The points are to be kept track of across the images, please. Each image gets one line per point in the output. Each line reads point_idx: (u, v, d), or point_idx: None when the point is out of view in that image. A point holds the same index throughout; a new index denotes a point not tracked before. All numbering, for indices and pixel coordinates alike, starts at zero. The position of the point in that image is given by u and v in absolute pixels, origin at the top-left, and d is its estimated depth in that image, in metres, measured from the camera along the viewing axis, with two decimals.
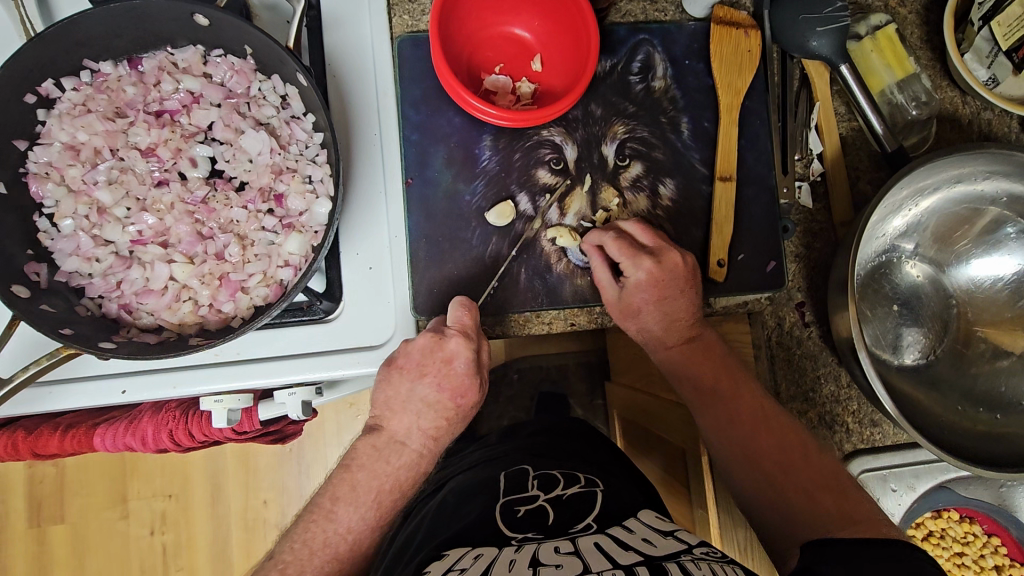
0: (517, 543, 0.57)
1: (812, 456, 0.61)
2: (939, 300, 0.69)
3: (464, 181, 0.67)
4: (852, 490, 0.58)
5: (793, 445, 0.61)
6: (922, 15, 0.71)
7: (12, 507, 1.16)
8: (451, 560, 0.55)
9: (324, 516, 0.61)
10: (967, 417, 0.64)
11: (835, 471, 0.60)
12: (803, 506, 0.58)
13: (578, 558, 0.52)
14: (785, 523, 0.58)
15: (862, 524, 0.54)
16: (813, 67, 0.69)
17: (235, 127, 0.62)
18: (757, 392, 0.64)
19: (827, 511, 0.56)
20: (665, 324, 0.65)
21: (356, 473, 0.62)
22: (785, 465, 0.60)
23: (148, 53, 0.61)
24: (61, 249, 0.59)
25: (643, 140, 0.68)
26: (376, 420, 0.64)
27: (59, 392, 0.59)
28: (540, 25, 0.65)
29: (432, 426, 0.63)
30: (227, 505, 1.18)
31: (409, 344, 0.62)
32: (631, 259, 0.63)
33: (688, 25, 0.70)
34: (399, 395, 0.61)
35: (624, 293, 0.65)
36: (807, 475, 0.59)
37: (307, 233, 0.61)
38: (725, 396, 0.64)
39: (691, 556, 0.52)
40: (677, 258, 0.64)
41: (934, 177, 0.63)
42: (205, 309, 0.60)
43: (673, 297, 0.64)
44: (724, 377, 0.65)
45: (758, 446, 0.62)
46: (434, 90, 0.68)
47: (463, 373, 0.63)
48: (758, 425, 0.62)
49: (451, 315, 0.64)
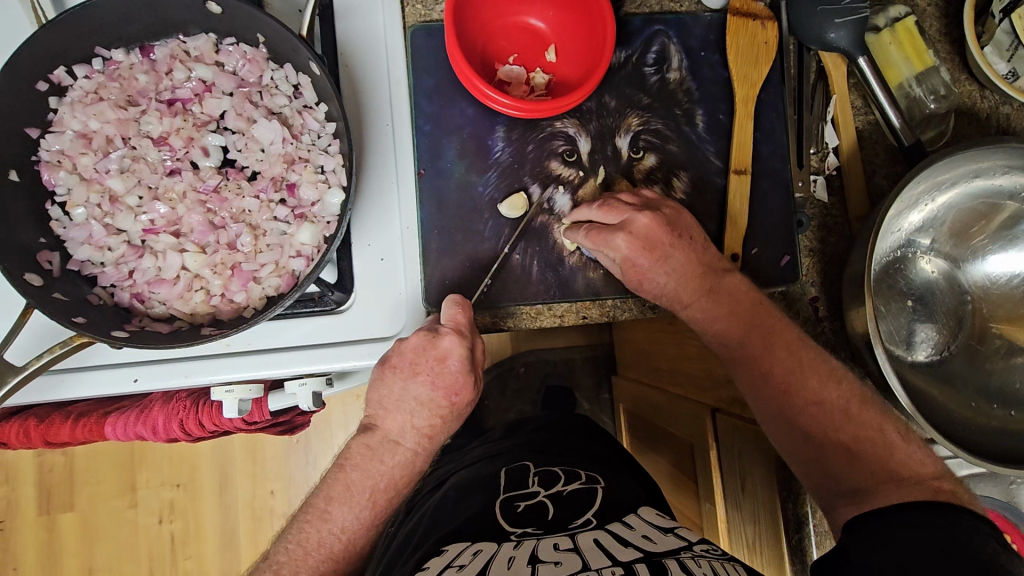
0: (517, 539, 0.57)
1: (853, 412, 0.61)
2: (954, 296, 0.68)
3: (477, 172, 0.67)
4: (895, 445, 0.59)
5: (833, 402, 0.61)
6: (941, 7, 0.71)
7: (22, 494, 1.16)
8: (451, 555, 0.55)
9: (319, 517, 0.61)
10: (981, 414, 0.64)
11: (878, 425, 0.60)
12: (846, 467, 0.59)
13: (578, 556, 0.52)
14: (828, 478, 0.59)
15: (907, 484, 0.56)
16: (830, 60, 0.68)
17: (248, 116, 0.62)
18: (791, 346, 0.63)
19: (872, 470, 0.58)
20: (676, 281, 0.64)
21: (349, 473, 0.62)
22: (826, 424, 0.61)
23: (160, 41, 0.61)
24: (74, 237, 0.58)
25: (657, 132, 0.67)
26: (370, 417, 0.63)
27: (71, 381, 0.59)
28: (555, 15, 0.64)
29: (426, 425, 0.63)
30: (234, 496, 1.19)
31: (401, 343, 0.60)
32: (604, 243, 0.62)
33: (705, 16, 0.69)
34: (393, 393, 0.61)
35: (624, 269, 0.63)
36: (846, 431, 0.60)
37: (320, 223, 0.61)
38: (756, 355, 0.63)
39: (691, 553, 0.52)
40: (644, 219, 0.62)
41: (952, 172, 0.62)
42: (217, 298, 0.60)
43: (665, 256, 0.63)
44: (756, 337, 0.63)
45: (796, 405, 0.61)
46: (447, 81, 0.67)
47: (456, 371, 0.61)
48: (795, 385, 0.62)
49: (444, 314, 0.62)
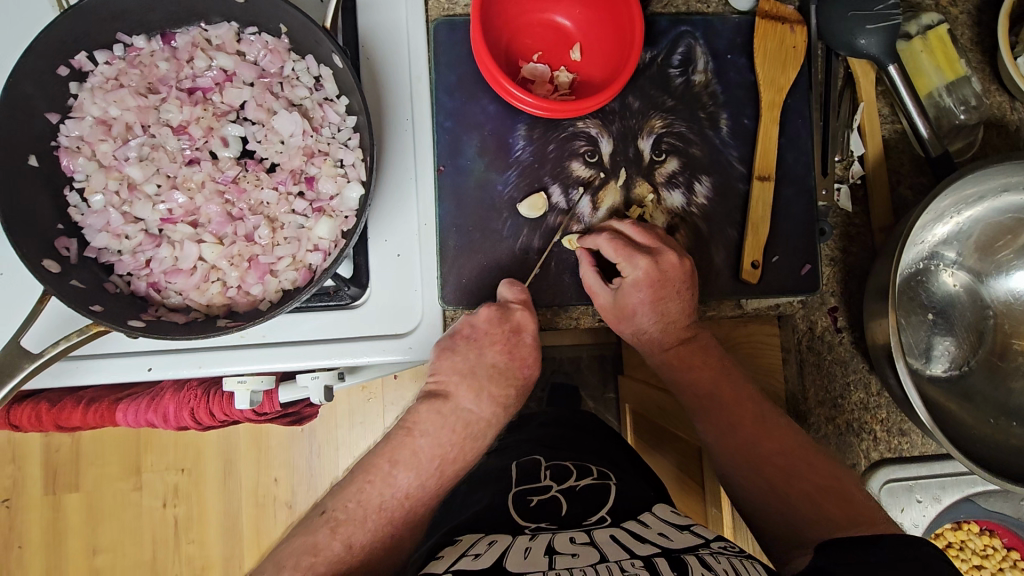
0: (531, 532, 0.58)
1: (814, 459, 0.61)
2: (975, 311, 0.67)
3: (496, 170, 0.66)
4: (854, 491, 0.59)
5: (794, 450, 0.62)
6: (974, 15, 0.69)
7: (28, 474, 1.17)
8: (466, 545, 0.56)
9: (382, 480, 0.62)
10: (1001, 431, 0.63)
11: (838, 472, 0.60)
12: (808, 510, 0.58)
13: (595, 549, 0.53)
14: (791, 528, 0.58)
15: (866, 526, 0.54)
16: (859, 66, 0.67)
17: (268, 107, 0.61)
18: (755, 399, 0.65)
19: (833, 515, 0.56)
20: (661, 327, 0.66)
21: (416, 440, 0.63)
22: (789, 471, 0.61)
23: (182, 29, 0.61)
24: (91, 224, 0.58)
25: (680, 135, 0.66)
26: (440, 386, 0.64)
27: (85, 367, 0.59)
28: (581, 12, 0.64)
29: (502, 393, 0.65)
30: (238, 482, 1.19)
31: (474, 317, 0.64)
32: (627, 258, 0.62)
33: (732, 18, 0.68)
34: (466, 361, 0.63)
35: (619, 296, 0.64)
36: (809, 479, 0.60)
37: (338, 217, 0.60)
38: (723, 403, 0.65)
39: (708, 550, 0.52)
40: (672, 257, 0.63)
41: (980, 186, 0.61)
42: (233, 290, 0.60)
43: (668, 297, 0.64)
44: (725, 386, 0.66)
45: (761, 452, 0.62)
46: (469, 76, 0.66)
47: (530, 344, 0.65)
48: (761, 433, 0.63)
49: (505, 293, 0.64)
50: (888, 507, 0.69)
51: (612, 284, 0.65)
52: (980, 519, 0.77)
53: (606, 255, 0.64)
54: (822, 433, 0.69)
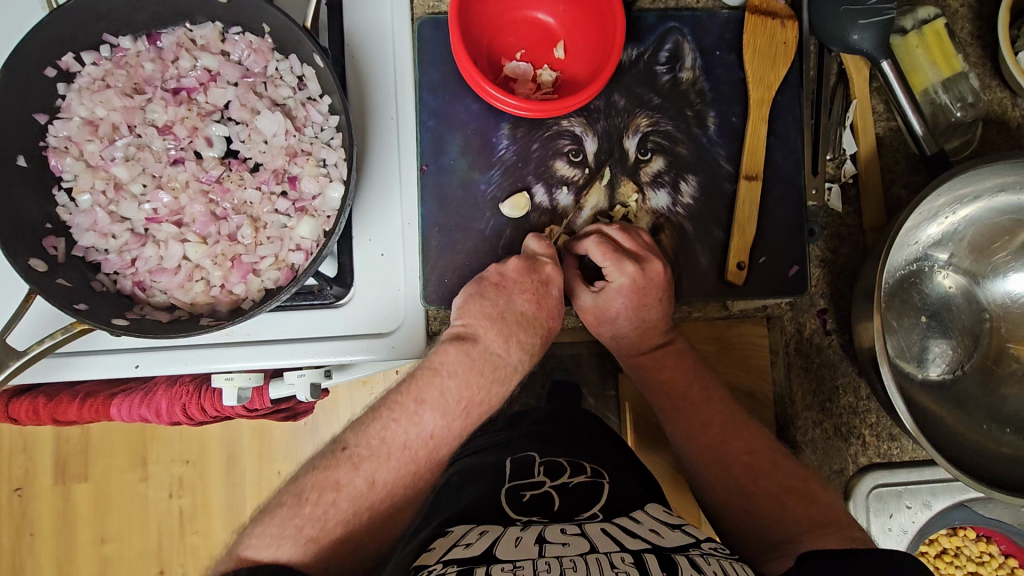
0: (523, 523, 0.58)
1: (781, 462, 0.62)
2: (971, 313, 0.66)
3: (480, 170, 0.66)
4: (821, 495, 0.60)
5: (765, 452, 0.62)
6: (974, 9, 0.68)
7: (39, 463, 1.19)
8: (458, 535, 0.57)
9: (407, 419, 0.61)
10: (992, 438, 0.61)
11: (806, 475, 0.61)
12: (775, 510, 0.59)
13: (586, 539, 0.54)
14: (755, 528, 0.59)
15: (834, 530, 0.56)
16: (852, 62, 0.66)
17: (252, 107, 0.61)
18: (725, 400, 0.66)
19: (796, 519, 0.58)
20: (638, 332, 0.66)
21: (445, 379, 0.62)
22: (756, 471, 0.61)
23: (167, 29, 0.61)
24: (79, 223, 0.59)
25: (666, 133, 0.66)
26: (468, 331, 0.63)
27: (74, 364, 0.61)
28: (565, 10, 0.63)
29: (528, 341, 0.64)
30: (241, 473, 1.20)
31: (504, 264, 0.63)
32: (615, 263, 0.62)
33: (722, 13, 0.67)
34: (497, 306, 0.63)
35: (600, 296, 0.64)
36: (774, 479, 0.61)
37: (320, 217, 0.61)
38: (694, 404, 0.65)
39: (699, 551, 0.52)
40: (657, 265, 0.63)
41: (976, 186, 0.59)
42: (216, 289, 0.60)
43: (652, 303, 0.64)
44: (696, 387, 0.66)
45: (729, 454, 0.63)
46: (453, 75, 0.66)
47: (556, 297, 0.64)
48: (729, 434, 0.63)
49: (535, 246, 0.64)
50: (877, 511, 0.70)
51: (593, 287, 0.65)
52: (976, 525, 0.75)
53: (595, 260, 0.63)
54: (810, 437, 0.69)
